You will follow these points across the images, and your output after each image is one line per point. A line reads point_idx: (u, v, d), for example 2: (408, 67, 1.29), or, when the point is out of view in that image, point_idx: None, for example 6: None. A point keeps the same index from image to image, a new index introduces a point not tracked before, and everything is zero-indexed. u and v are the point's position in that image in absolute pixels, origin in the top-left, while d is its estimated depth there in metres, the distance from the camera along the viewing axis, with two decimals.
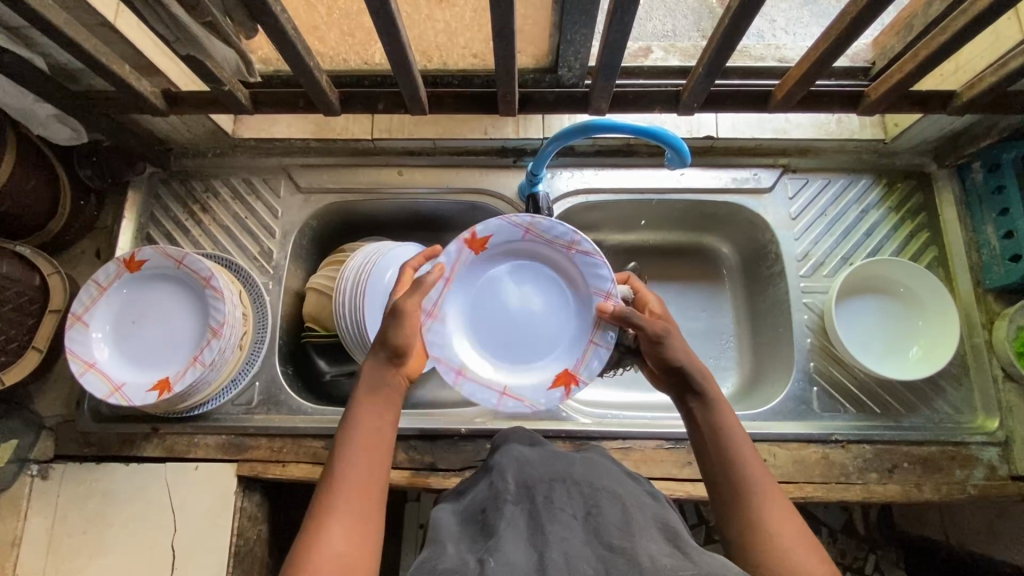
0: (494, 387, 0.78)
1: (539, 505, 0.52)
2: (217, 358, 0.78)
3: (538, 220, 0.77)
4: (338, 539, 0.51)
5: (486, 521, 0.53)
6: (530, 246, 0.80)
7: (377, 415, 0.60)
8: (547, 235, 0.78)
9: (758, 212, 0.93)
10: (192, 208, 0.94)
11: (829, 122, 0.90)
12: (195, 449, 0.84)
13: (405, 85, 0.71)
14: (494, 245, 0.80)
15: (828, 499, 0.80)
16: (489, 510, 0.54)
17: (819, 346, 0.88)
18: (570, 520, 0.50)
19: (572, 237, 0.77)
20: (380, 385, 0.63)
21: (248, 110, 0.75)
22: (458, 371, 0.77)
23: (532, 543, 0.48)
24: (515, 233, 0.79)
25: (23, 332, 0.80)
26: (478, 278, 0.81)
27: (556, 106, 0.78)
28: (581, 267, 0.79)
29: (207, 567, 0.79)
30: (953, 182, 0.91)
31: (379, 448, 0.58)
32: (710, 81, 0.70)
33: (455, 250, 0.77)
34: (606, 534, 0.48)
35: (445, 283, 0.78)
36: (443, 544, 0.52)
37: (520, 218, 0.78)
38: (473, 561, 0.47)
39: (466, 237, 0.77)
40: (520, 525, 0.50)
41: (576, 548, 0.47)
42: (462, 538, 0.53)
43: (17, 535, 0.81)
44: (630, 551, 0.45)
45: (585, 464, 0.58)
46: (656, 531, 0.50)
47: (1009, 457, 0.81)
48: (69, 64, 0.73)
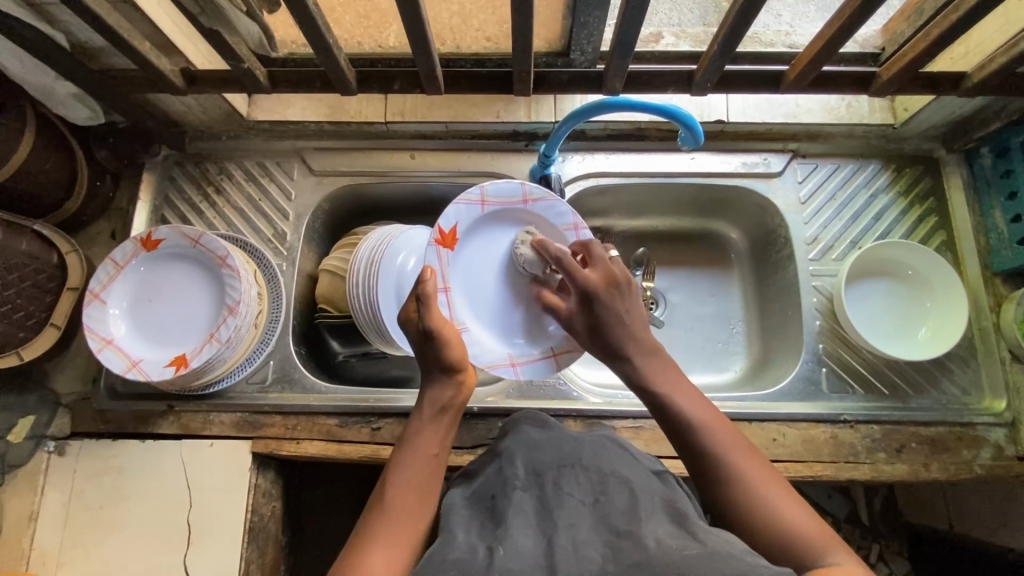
0: (545, 356, 0.82)
1: (546, 492, 0.54)
2: (233, 335, 0.79)
3: (486, 186, 0.79)
4: (376, 559, 0.53)
5: (496, 506, 0.55)
6: (491, 215, 0.82)
7: (431, 444, 0.64)
8: (501, 197, 0.81)
9: (768, 196, 0.94)
10: (206, 190, 0.95)
11: (838, 106, 0.91)
12: (210, 426, 0.85)
13: (422, 63, 0.72)
14: (461, 233, 0.81)
15: (837, 478, 0.81)
16: (498, 496, 0.56)
17: (829, 328, 0.88)
18: (579, 505, 0.53)
19: (522, 191, 0.81)
20: (443, 405, 0.67)
21: (266, 89, 0.76)
22: (512, 362, 0.81)
23: (540, 529, 0.50)
24: (472, 210, 0.80)
25: (41, 309, 0.81)
26: (466, 266, 0.82)
27: (570, 86, 0.79)
28: (543, 212, 0.82)
29: (222, 543, 0.80)
30: (961, 168, 0.92)
31: (428, 478, 0.62)
32: (725, 60, 0.71)
33: (435, 255, 0.79)
34: (612, 518, 0.51)
35: (446, 293, 0.80)
36: (452, 530, 0.53)
37: (471, 194, 0.79)
38: (482, 548, 0.49)
39: (437, 237, 0.78)
40: (528, 511, 0.53)
41: (584, 534, 0.49)
42: (472, 524, 0.54)
43: (34, 510, 0.82)
44: (636, 535, 0.48)
45: (593, 448, 0.60)
46: (662, 513, 0.53)
47: (1015, 438, 0.82)
48: (90, 42, 0.74)
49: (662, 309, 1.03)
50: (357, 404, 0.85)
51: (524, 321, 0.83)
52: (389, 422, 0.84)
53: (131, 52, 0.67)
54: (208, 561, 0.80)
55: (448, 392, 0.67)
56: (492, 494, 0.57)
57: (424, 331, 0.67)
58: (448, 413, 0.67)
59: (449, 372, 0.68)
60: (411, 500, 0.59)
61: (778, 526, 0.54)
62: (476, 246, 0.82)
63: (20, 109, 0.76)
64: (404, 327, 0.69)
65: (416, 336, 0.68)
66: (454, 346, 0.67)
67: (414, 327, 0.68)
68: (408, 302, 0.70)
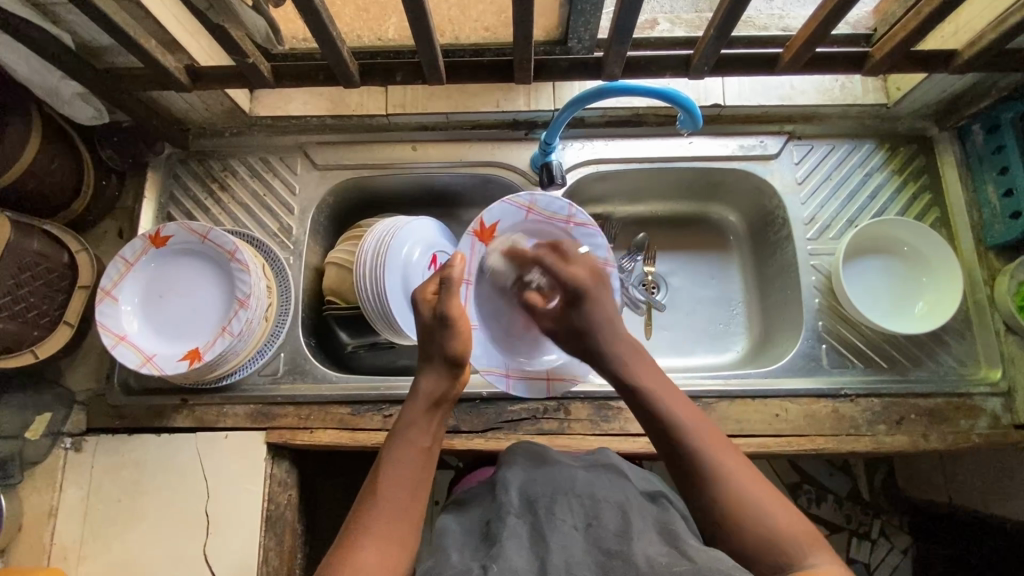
0: (540, 377, 0.85)
1: (540, 519, 0.59)
2: (244, 328, 0.81)
3: (538, 197, 0.83)
4: (370, 555, 0.56)
5: (490, 530, 0.60)
6: (533, 225, 0.86)
7: (420, 437, 0.66)
8: (547, 213, 0.85)
9: (766, 178, 0.95)
10: (210, 186, 0.96)
11: (832, 87, 0.93)
12: (224, 419, 0.86)
13: (424, 53, 0.73)
14: (501, 232, 0.85)
15: (840, 451, 0.83)
16: (492, 520, 0.61)
17: (828, 305, 0.90)
18: (572, 530, 0.58)
19: (568, 211, 0.85)
20: (435, 398, 0.68)
21: (270, 84, 0.78)
22: (507, 375, 0.84)
23: (534, 552, 0.55)
24: (518, 214, 0.85)
25: (54, 307, 0.82)
26: (495, 267, 0.86)
27: (570, 73, 0.80)
28: (583, 238, 0.86)
29: (241, 531, 0.82)
30: (954, 145, 0.94)
31: (420, 472, 0.64)
32: (720, 44, 0.72)
33: (468, 244, 0.83)
34: (604, 540, 0.56)
35: (470, 285, 0.83)
36: (447, 552, 0.59)
37: (520, 199, 0.83)
38: (477, 567, 0.54)
39: (475, 229, 0.83)
40: (523, 535, 0.57)
41: (577, 556, 0.54)
42: (466, 545, 0.60)
43: (54, 505, 0.83)
44: (627, 555, 0.53)
45: (584, 475, 0.65)
46: (655, 530, 0.58)
47: (1011, 407, 0.84)
48: (95, 42, 0.75)
49: (662, 293, 1.05)
50: (369, 391, 0.87)
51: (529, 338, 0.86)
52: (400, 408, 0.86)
53: (136, 48, 0.68)
54: (228, 550, 0.81)
55: (444, 385, 0.69)
56: (486, 520, 0.62)
57: (439, 312, 0.70)
58: (441, 407, 0.69)
59: (451, 364, 0.70)
60: (404, 497, 0.62)
61: (775, 537, 0.57)
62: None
63: (27, 109, 0.77)
64: (419, 306, 0.73)
65: (430, 319, 0.71)
66: (461, 335, 0.70)
67: (429, 308, 0.72)
68: (430, 284, 0.75)
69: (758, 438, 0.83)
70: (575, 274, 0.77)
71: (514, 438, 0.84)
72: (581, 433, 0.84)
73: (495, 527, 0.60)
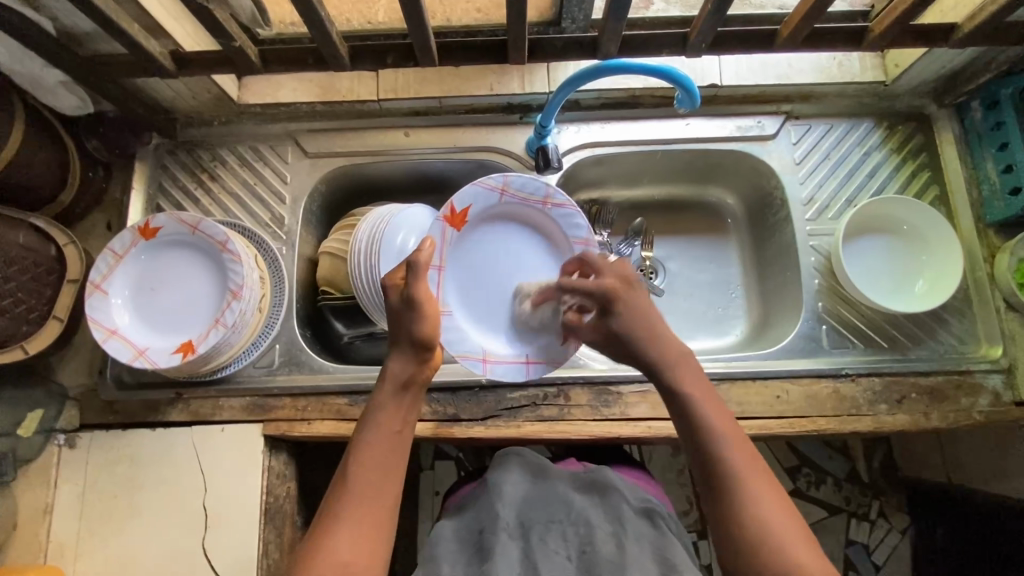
0: (518, 361, 0.83)
1: (534, 544, 0.63)
2: (238, 320, 0.79)
3: (511, 178, 0.82)
4: (341, 543, 0.56)
5: (483, 544, 0.64)
6: (506, 206, 0.85)
7: (394, 421, 0.65)
8: (522, 192, 0.84)
9: (763, 159, 0.94)
10: (200, 177, 0.94)
11: (830, 66, 0.92)
12: (220, 411, 0.85)
13: (415, 34, 0.71)
14: (473, 216, 0.83)
15: (841, 431, 0.82)
16: (486, 532, 0.65)
17: (828, 286, 0.90)
18: (564, 560, 0.62)
19: (544, 191, 0.84)
20: (406, 377, 0.67)
21: (259, 70, 0.76)
22: (484, 359, 0.81)
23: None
24: (491, 197, 0.83)
25: (43, 302, 0.80)
26: (467, 251, 0.84)
27: (565, 54, 0.78)
28: (559, 218, 0.85)
29: (240, 524, 0.81)
30: (953, 122, 0.93)
31: (391, 458, 0.63)
32: (718, 18, 0.70)
33: (438, 229, 0.81)
34: (597, 569, 0.59)
35: (439, 270, 0.81)
36: (440, 565, 0.63)
37: (492, 181, 0.82)
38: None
39: (445, 215, 0.80)
40: (515, 555, 0.61)
41: None
42: (459, 559, 0.64)
43: (49, 503, 0.82)
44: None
45: (580, 501, 0.70)
46: (649, 560, 0.61)
47: (1012, 384, 0.84)
48: (77, 28, 0.73)
49: (661, 278, 1.04)
50: (367, 380, 0.86)
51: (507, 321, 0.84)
52: None
53: (118, 33, 0.67)
54: (227, 545, 0.81)
55: (410, 367, 0.67)
56: (480, 532, 0.66)
57: (408, 298, 0.67)
58: (409, 390, 0.67)
59: (418, 347, 0.67)
60: (375, 483, 0.60)
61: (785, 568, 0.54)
62: (483, 234, 0.85)
63: (8, 99, 0.75)
64: (388, 292, 0.70)
65: (398, 305, 0.69)
66: (429, 319, 0.67)
67: (398, 293, 0.69)
68: (399, 270, 0.71)
69: (760, 420, 0.82)
70: (602, 284, 0.72)
71: (514, 425, 0.84)
72: (582, 419, 0.84)
73: (487, 540, 0.64)
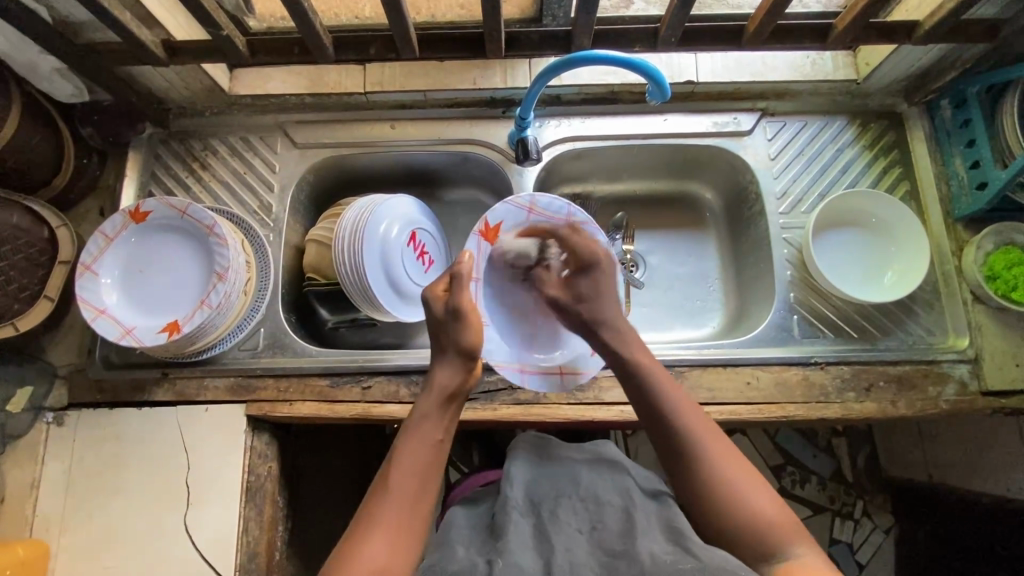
0: (554, 369, 0.86)
1: (542, 520, 0.64)
2: (223, 301, 0.82)
3: (540, 198, 0.84)
4: (376, 544, 0.57)
5: (496, 525, 0.65)
6: (535, 225, 0.86)
7: (433, 429, 0.66)
8: (549, 212, 0.85)
9: (739, 154, 0.97)
10: (191, 165, 0.96)
11: (804, 64, 0.94)
12: (204, 392, 0.88)
13: (395, 24, 0.74)
14: (506, 232, 0.85)
15: (810, 417, 0.84)
16: (497, 514, 0.66)
17: (800, 278, 0.92)
18: (576, 534, 0.62)
19: (569, 212, 0.84)
20: (451, 387, 0.68)
21: (246, 59, 0.80)
22: (520, 368, 0.85)
23: (538, 551, 0.59)
24: (520, 214, 0.85)
25: (34, 282, 0.83)
26: (501, 262, 0.87)
27: (541, 47, 0.82)
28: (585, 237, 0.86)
29: (222, 502, 0.83)
30: (924, 120, 0.95)
31: (432, 460, 0.64)
32: (685, 12, 0.73)
33: (473, 244, 0.84)
34: (608, 541, 0.59)
35: (476, 284, 0.84)
36: (455, 547, 0.63)
37: (521, 199, 0.84)
38: (483, 561, 0.58)
39: (481, 230, 0.83)
40: (528, 534, 0.62)
41: (583, 556, 0.58)
42: (474, 541, 0.64)
43: (35, 478, 0.84)
44: (631, 553, 0.56)
45: (589, 479, 0.70)
46: (660, 531, 0.61)
47: (979, 374, 0.86)
48: (73, 17, 0.76)
49: (641, 270, 1.06)
50: (348, 363, 0.88)
51: (543, 329, 0.88)
52: (378, 380, 0.88)
53: (111, 21, 0.70)
54: (209, 522, 0.83)
55: (457, 378, 0.69)
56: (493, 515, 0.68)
57: (454, 309, 0.71)
58: (453, 401, 0.68)
59: (463, 356, 0.70)
60: (416, 486, 0.61)
61: (751, 521, 0.59)
62: (517, 249, 0.87)
63: (5, 85, 0.78)
64: (430, 303, 0.73)
65: (442, 315, 0.72)
66: (473, 329, 0.71)
67: (442, 305, 0.73)
68: (439, 283, 0.75)
69: (730, 406, 0.84)
70: (592, 249, 0.81)
71: (491, 408, 0.85)
72: (557, 402, 0.86)
73: (500, 521, 0.65)
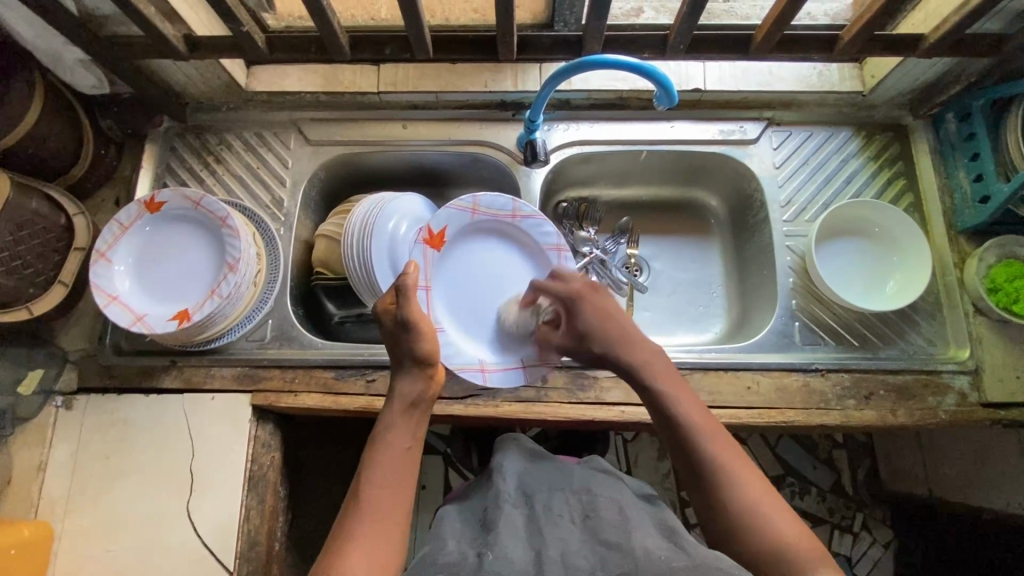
0: (511, 365, 0.89)
1: (536, 510, 0.62)
2: (233, 291, 0.83)
3: (480, 198, 0.90)
4: (361, 553, 0.56)
5: (487, 517, 0.62)
6: (478, 225, 0.92)
7: (402, 438, 0.66)
8: (492, 210, 0.91)
9: (744, 161, 0.98)
10: (206, 159, 0.98)
11: (810, 75, 0.96)
12: (211, 380, 0.89)
13: (411, 27, 0.77)
14: (450, 235, 0.91)
15: (809, 423, 0.85)
16: (489, 507, 0.63)
17: (802, 285, 0.93)
18: (569, 525, 0.59)
19: (511, 207, 0.92)
20: (414, 397, 0.69)
21: (264, 55, 0.83)
22: (482, 368, 0.87)
23: (530, 543, 0.56)
24: (463, 217, 0.91)
25: (49, 267, 0.85)
26: (449, 268, 0.91)
27: (552, 51, 0.85)
28: (529, 228, 0.93)
29: (224, 489, 0.84)
30: (928, 133, 0.96)
31: (403, 472, 0.64)
32: (693, 21, 0.75)
33: (420, 251, 0.88)
34: (603, 532, 0.57)
35: (427, 289, 0.88)
36: (445, 539, 0.60)
37: (463, 202, 0.90)
38: (473, 555, 0.55)
39: (426, 237, 0.88)
40: (518, 525, 0.59)
41: (575, 546, 0.56)
42: (463, 533, 0.61)
43: (42, 461, 0.86)
44: (626, 546, 0.54)
45: (583, 473, 0.68)
46: (653, 527, 0.59)
47: (979, 385, 0.86)
48: (99, 10, 0.79)
49: (645, 275, 1.07)
50: (354, 356, 0.90)
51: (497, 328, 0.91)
52: (382, 373, 0.89)
53: (136, 14, 0.72)
54: (211, 508, 0.84)
55: (417, 386, 0.70)
56: (485, 508, 0.64)
57: (402, 320, 0.70)
58: (417, 408, 0.69)
59: (420, 363, 0.70)
60: (387, 497, 0.61)
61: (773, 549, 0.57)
62: (461, 250, 0.92)
63: (30, 74, 0.80)
64: (382, 317, 0.73)
65: (394, 326, 0.71)
66: (426, 336, 0.70)
67: (390, 316, 0.72)
68: (387, 295, 0.75)
69: (730, 410, 0.85)
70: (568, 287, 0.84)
71: (493, 405, 0.86)
72: (558, 401, 0.87)
73: (491, 513, 0.62)
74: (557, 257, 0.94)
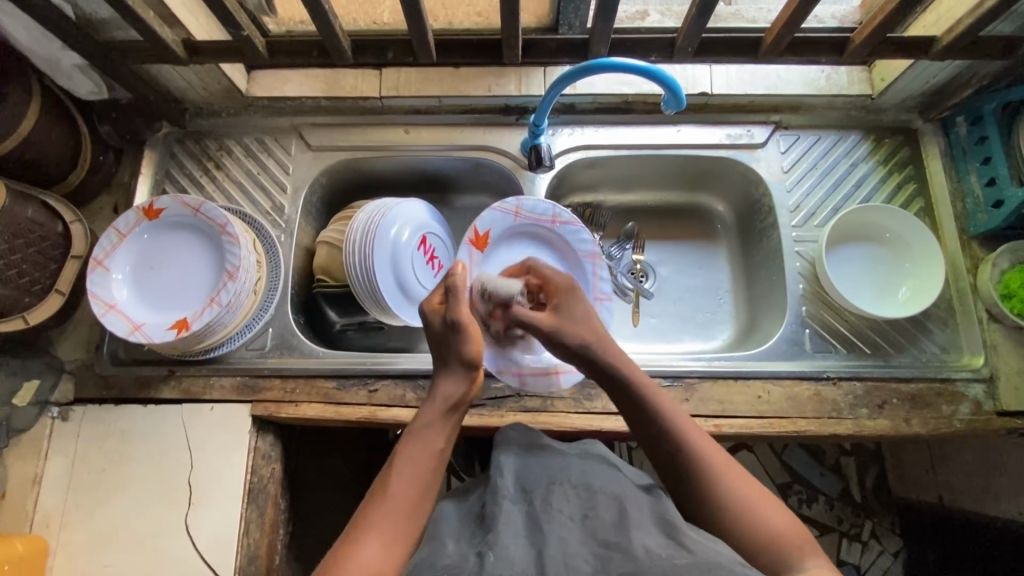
0: (547, 369, 0.86)
1: (534, 509, 0.55)
2: (233, 300, 0.82)
3: (524, 202, 0.90)
4: (374, 550, 0.53)
5: (486, 516, 0.56)
6: (521, 228, 0.92)
7: (437, 438, 0.64)
8: (533, 213, 0.91)
9: (752, 166, 0.96)
10: (206, 165, 0.97)
11: (818, 78, 0.95)
12: (210, 390, 0.87)
13: (415, 29, 0.75)
14: (494, 237, 0.91)
15: (821, 433, 0.83)
16: (487, 503, 0.57)
17: (812, 291, 0.91)
18: (568, 521, 0.53)
19: (552, 211, 0.91)
20: (456, 396, 0.67)
21: (265, 59, 0.82)
22: (517, 371, 0.85)
23: (528, 543, 0.51)
24: (506, 219, 0.91)
25: (46, 276, 0.83)
26: (494, 269, 0.92)
27: (558, 54, 0.84)
28: (568, 236, 0.92)
29: (223, 502, 0.82)
30: (939, 138, 0.95)
31: (432, 475, 0.61)
32: (702, 24, 0.74)
33: (465, 252, 0.89)
34: (602, 531, 0.51)
35: None
36: (444, 541, 0.55)
37: (507, 204, 0.90)
38: (473, 555, 0.50)
39: (472, 237, 0.89)
40: (518, 523, 0.53)
41: (574, 546, 0.50)
42: (463, 533, 0.56)
43: (38, 473, 0.84)
44: (626, 546, 0.48)
45: (582, 466, 0.61)
46: (652, 521, 0.53)
47: (994, 394, 0.84)
48: (96, 15, 0.77)
49: (651, 281, 1.05)
50: (356, 365, 0.88)
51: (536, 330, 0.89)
52: (385, 383, 0.87)
53: (135, 18, 0.71)
54: (210, 522, 0.82)
55: (462, 389, 0.68)
56: (482, 503, 0.59)
57: (452, 322, 0.69)
58: (457, 411, 0.68)
59: (467, 366, 0.69)
60: (413, 495, 0.59)
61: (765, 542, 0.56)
62: (506, 253, 0.93)
63: (27, 80, 0.79)
64: (429, 318, 0.72)
65: (441, 329, 0.70)
66: (474, 341, 0.70)
67: (439, 317, 0.71)
68: (435, 296, 0.74)
69: (740, 420, 0.83)
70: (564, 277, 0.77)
71: (498, 415, 0.85)
72: (564, 411, 0.85)
73: (489, 511, 0.56)
74: (591, 264, 0.92)
